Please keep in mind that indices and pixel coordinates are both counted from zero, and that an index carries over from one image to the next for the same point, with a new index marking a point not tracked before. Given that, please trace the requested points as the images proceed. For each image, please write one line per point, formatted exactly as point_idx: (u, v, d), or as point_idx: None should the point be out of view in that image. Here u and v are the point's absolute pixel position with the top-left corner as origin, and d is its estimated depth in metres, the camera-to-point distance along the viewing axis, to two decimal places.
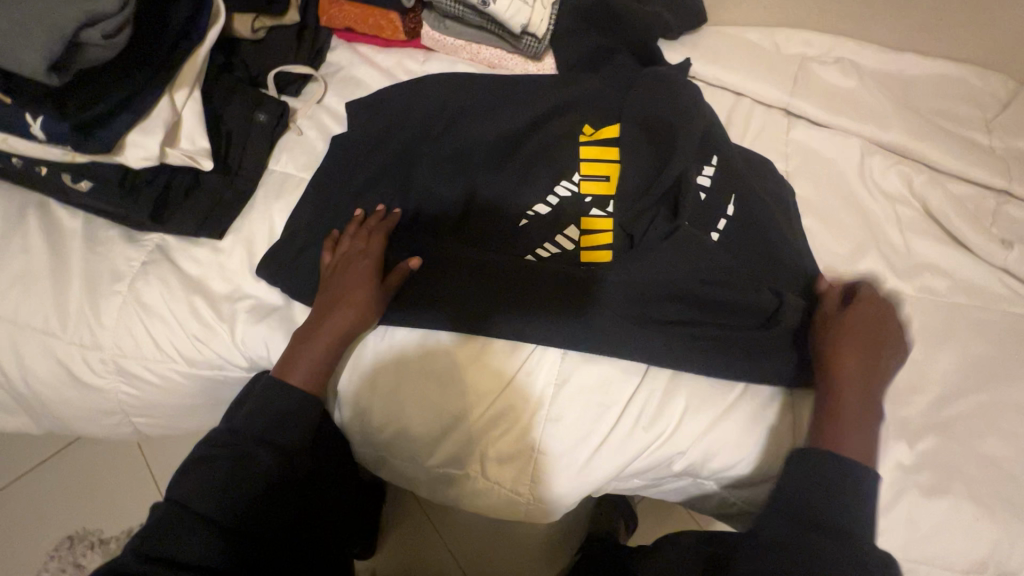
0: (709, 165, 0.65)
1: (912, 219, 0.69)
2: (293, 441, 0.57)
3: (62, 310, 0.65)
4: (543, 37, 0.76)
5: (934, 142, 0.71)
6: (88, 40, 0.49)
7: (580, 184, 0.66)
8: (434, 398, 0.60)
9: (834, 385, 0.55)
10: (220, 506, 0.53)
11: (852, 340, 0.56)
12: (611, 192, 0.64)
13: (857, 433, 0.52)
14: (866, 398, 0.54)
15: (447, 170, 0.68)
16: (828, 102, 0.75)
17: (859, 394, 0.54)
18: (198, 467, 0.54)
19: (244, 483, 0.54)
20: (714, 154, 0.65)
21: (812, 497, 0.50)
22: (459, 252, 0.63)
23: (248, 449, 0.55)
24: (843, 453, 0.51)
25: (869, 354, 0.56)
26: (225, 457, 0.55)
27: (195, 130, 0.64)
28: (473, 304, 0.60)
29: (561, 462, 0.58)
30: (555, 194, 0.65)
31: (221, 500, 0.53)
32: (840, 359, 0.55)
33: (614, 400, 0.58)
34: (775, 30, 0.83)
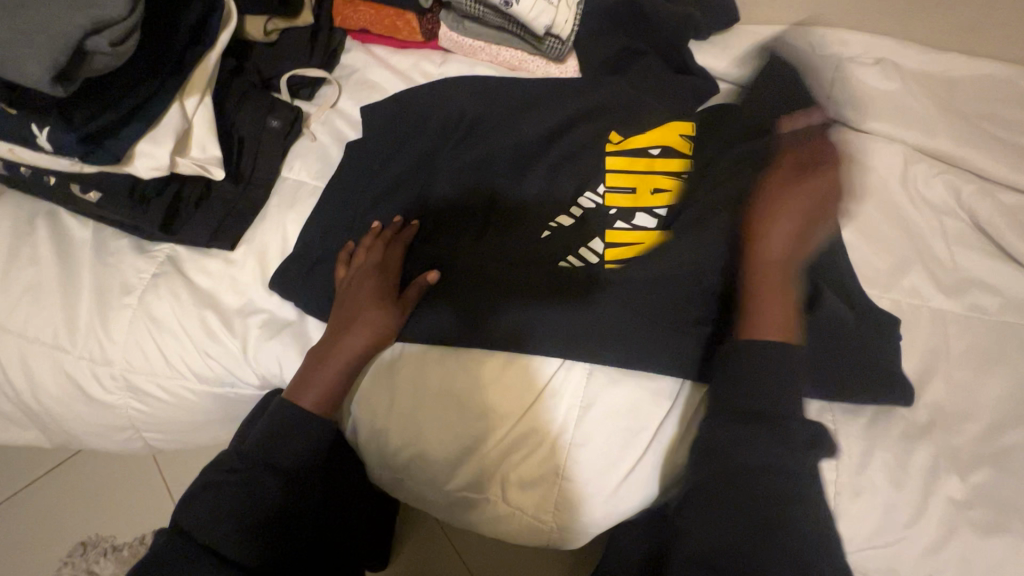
0: (740, 178, 0.62)
1: (959, 231, 0.65)
2: (303, 463, 0.55)
3: (71, 323, 0.63)
4: (567, 38, 0.72)
5: (983, 150, 0.67)
6: (96, 49, 0.46)
7: (605, 196, 0.63)
8: (454, 420, 0.57)
9: (759, 261, 0.55)
10: (229, 537, 0.51)
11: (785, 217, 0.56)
12: (636, 205, 0.62)
13: (772, 309, 0.53)
14: (783, 283, 0.54)
15: (466, 177, 0.65)
16: (868, 105, 0.70)
17: (773, 266, 0.55)
18: (206, 492, 0.53)
19: (254, 512, 0.52)
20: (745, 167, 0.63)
21: (748, 388, 0.50)
22: (480, 266, 0.60)
23: (257, 474, 0.53)
24: (767, 339, 0.52)
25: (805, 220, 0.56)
26: (234, 481, 0.53)
27: (206, 138, 0.62)
28: (494, 323, 0.57)
29: (587, 490, 0.55)
30: (579, 205, 0.64)
31: (230, 530, 0.51)
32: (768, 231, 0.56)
33: (644, 425, 0.55)
34: (810, 29, 0.78)
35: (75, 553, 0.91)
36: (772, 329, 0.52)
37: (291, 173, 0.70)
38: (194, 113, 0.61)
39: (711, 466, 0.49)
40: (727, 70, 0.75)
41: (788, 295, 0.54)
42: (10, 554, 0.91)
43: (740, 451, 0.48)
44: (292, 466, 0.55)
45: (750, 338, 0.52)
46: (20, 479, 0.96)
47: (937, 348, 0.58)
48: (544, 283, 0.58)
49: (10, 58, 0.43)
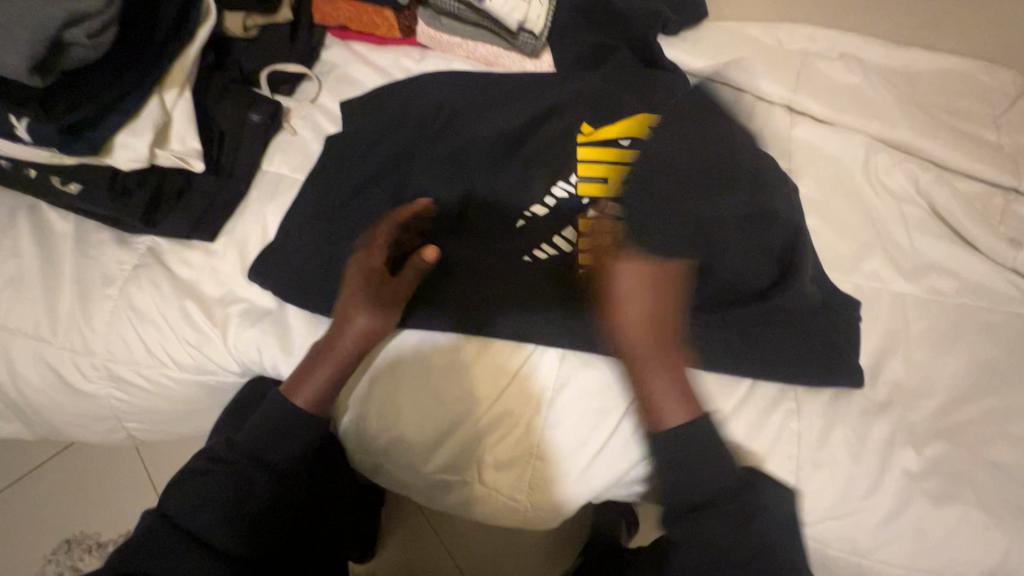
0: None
1: (919, 218, 0.67)
2: (285, 457, 0.56)
3: (52, 314, 0.64)
4: (541, 33, 0.74)
5: (941, 139, 0.69)
6: (74, 40, 0.48)
7: (577, 185, 0.64)
8: (431, 403, 0.59)
9: (640, 358, 0.53)
10: (218, 531, 0.52)
11: (648, 304, 0.53)
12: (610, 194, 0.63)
13: (663, 397, 0.53)
14: (669, 368, 0.53)
15: (441, 169, 0.66)
16: (832, 97, 0.73)
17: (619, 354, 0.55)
18: (192, 480, 0.54)
19: (242, 509, 0.53)
20: (713, 155, 0.65)
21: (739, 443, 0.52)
22: (457, 253, 0.62)
23: (244, 468, 0.54)
24: (676, 428, 0.52)
25: (662, 308, 0.54)
26: (223, 475, 0.54)
27: (186, 130, 0.63)
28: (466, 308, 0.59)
29: (559, 469, 0.57)
30: (552, 195, 0.64)
31: (219, 524, 0.52)
32: (624, 334, 0.54)
33: (615, 405, 0.57)
34: (777, 25, 0.81)
35: (59, 551, 0.92)
36: (676, 413, 0.52)
37: (270, 168, 0.71)
38: (173, 106, 0.62)
39: (699, 523, 0.50)
40: (698, 64, 0.77)
41: (682, 377, 0.53)
42: None
43: (722, 500, 0.50)
44: (277, 459, 0.55)
45: (663, 433, 0.52)
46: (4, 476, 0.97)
47: (897, 328, 0.61)
48: (511, 271, 0.60)
49: None
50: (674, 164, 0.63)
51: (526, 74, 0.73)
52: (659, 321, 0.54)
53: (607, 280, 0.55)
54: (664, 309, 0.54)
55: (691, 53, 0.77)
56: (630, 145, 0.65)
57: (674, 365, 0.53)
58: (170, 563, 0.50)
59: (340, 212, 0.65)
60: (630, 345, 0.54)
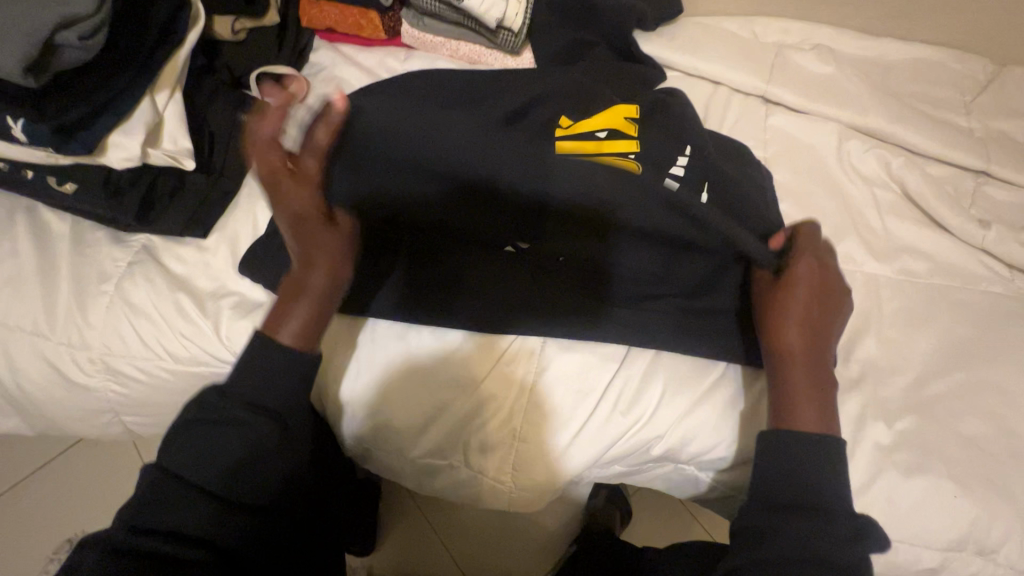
0: (684, 154, 0.65)
1: (891, 202, 0.69)
2: (287, 405, 0.53)
3: (49, 311, 0.66)
4: (520, 30, 0.77)
5: (912, 125, 0.71)
6: (65, 42, 0.50)
7: None
8: (417, 393, 0.61)
9: (784, 350, 0.54)
10: (231, 493, 0.50)
11: (802, 311, 0.55)
12: None
13: (827, 403, 0.53)
14: (816, 379, 0.53)
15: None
16: (806, 87, 0.75)
17: (809, 365, 0.54)
18: (195, 428, 0.51)
19: (258, 467, 0.51)
20: (688, 145, 0.66)
21: (795, 467, 0.50)
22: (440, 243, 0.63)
23: (252, 421, 0.51)
24: (805, 430, 0.52)
25: (817, 317, 0.55)
26: (230, 430, 0.51)
27: (177, 130, 0.65)
28: (450, 305, 0.61)
29: (542, 449, 0.59)
30: None
31: (234, 486, 0.50)
32: (786, 335, 0.54)
33: (592, 387, 0.58)
34: (753, 19, 0.83)
35: (61, 552, 0.92)
36: (809, 421, 0.52)
37: None
38: (163, 108, 0.64)
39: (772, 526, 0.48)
40: (676, 57, 0.79)
41: (824, 390, 0.53)
42: None
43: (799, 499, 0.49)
44: (280, 408, 0.53)
45: (785, 427, 0.52)
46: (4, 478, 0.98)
47: (869, 307, 0.62)
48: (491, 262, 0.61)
49: None
50: (649, 155, 0.66)
51: (507, 70, 0.75)
52: (818, 331, 0.55)
53: (795, 291, 0.55)
54: (818, 314, 0.55)
55: (668, 48, 0.79)
56: (606, 137, 0.67)
57: (820, 373, 0.54)
58: (187, 524, 0.48)
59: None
60: (785, 344, 0.54)
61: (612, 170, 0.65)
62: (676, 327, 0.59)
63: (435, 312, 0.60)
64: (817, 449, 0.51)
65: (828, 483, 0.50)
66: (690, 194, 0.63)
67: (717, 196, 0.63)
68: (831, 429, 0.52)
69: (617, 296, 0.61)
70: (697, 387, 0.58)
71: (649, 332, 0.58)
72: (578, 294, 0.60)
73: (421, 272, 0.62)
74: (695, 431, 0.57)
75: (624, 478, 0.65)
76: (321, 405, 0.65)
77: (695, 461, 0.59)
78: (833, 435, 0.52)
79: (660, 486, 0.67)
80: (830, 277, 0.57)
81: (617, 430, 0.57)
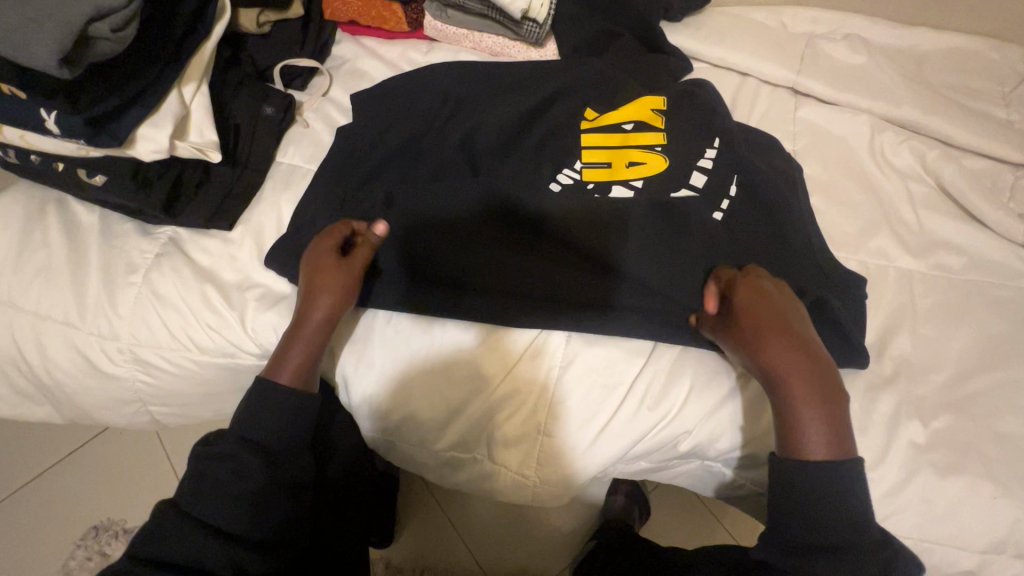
0: (712, 147, 0.64)
1: (926, 196, 0.67)
2: (280, 442, 0.57)
3: (80, 301, 0.67)
4: (544, 22, 0.76)
5: (949, 116, 0.69)
6: (97, 34, 0.50)
7: (581, 172, 0.65)
8: (440, 388, 0.61)
9: (777, 383, 0.51)
10: (241, 520, 0.52)
11: (780, 340, 0.51)
12: (613, 178, 0.64)
13: (840, 424, 0.50)
14: (823, 402, 0.49)
15: (451, 155, 0.67)
16: (837, 78, 0.73)
17: (801, 393, 0.50)
18: (199, 464, 0.54)
19: (263, 502, 0.54)
20: (716, 137, 0.65)
21: (821, 489, 0.49)
22: (459, 238, 0.62)
23: (250, 458, 0.54)
24: (818, 460, 0.49)
25: (795, 342, 0.51)
26: (231, 470, 0.53)
27: (204, 123, 0.65)
28: (466, 300, 0.60)
29: (567, 443, 0.58)
30: (557, 182, 0.65)
31: (240, 516, 0.52)
32: (769, 366, 0.51)
33: (619, 381, 0.58)
34: (781, 9, 0.81)
35: (88, 537, 0.95)
36: (818, 447, 0.49)
37: (286, 159, 0.74)
38: (190, 100, 0.65)
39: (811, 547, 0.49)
40: (702, 48, 0.78)
41: (834, 413, 0.50)
42: (27, 537, 0.95)
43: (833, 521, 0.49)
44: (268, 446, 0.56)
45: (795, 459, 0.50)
46: (34, 465, 1.00)
47: (904, 304, 0.60)
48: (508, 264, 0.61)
49: (18, 41, 0.47)
50: (676, 147, 0.64)
51: (531, 62, 0.75)
52: (806, 358, 0.51)
53: (745, 327, 0.52)
54: (790, 344, 0.51)
55: (694, 38, 0.78)
56: (633, 129, 0.66)
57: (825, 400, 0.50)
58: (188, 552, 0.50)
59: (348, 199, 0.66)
60: (770, 373, 0.51)
61: (638, 163, 0.64)
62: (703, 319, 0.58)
63: (451, 308, 0.60)
64: (821, 477, 0.49)
65: (843, 500, 0.49)
66: (719, 187, 0.62)
67: (745, 190, 0.62)
68: (845, 453, 0.49)
69: (637, 292, 0.58)
70: (725, 383, 0.57)
71: (675, 326, 0.58)
72: (603, 289, 0.59)
73: (434, 268, 0.61)
74: (722, 427, 0.57)
75: (649, 474, 0.65)
76: (344, 397, 0.66)
77: (722, 457, 0.58)
78: (850, 459, 0.49)
79: (683, 483, 0.67)
80: (781, 305, 0.52)
81: (643, 425, 0.57)
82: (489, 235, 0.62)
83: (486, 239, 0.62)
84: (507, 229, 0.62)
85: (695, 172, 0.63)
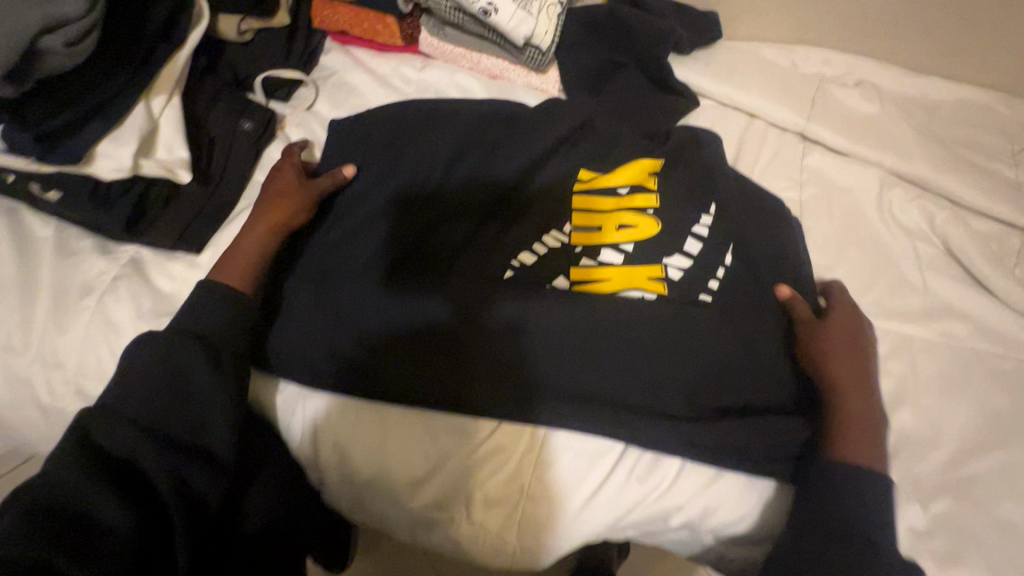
0: (708, 213, 0.60)
1: (933, 258, 0.65)
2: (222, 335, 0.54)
3: (27, 325, 0.61)
4: (547, 49, 0.72)
5: (958, 175, 0.66)
6: (47, 48, 0.45)
7: (570, 235, 0.61)
8: (419, 441, 0.57)
9: (841, 386, 0.52)
10: (100, 482, 0.44)
11: (850, 363, 0.53)
12: (606, 241, 0.59)
13: (877, 442, 0.50)
14: (869, 423, 0.50)
15: (451, 150, 0.66)
16: (845, 124, 0.71)
17: (859, 412, 0.51)
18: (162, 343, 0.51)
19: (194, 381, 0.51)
20: (713, 202, 0.61)
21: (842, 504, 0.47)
22: (459, 234, 0.61)
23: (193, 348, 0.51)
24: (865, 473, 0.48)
25: (862, 366, 0.53)
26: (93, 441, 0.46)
27: (173, 138, 0.60)
28: (412, 355, 0.56)
29: (551, 510, 0.54)
30: (544, 243, 0.60)
31: (124, 467, 0.46)
32: (835, 371, 0.52)
33: (609, 447, 0.54)
34: (792, 47, 0.78)
35: None
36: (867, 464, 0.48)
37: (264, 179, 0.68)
38: (160, 113, 0.60)
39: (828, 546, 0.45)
40: (709, 84, 0.74)
41: (877, 433, 0.50)
42: None
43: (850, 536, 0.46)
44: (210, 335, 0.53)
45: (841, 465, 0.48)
46: None
47: (905, 374, 0.58)
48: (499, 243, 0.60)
49: None
50: (679, 194, 0.61)
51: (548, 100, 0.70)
52: (866, 385, 0.52)
53: (835, 336, 0.54)
54: (866, 357, 0.54)
55: (702, 74, 0.75)
56: (627, 192, 0.61)
57: (875, 418, 0.51)
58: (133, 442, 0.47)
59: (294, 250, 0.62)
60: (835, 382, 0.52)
61: (631, 226, 0.60)
62: (670, 402, 0.54)
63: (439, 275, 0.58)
64: (855, 486, 0.47)
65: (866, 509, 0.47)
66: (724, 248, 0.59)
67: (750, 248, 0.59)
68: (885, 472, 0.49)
69: (613, 347, 0.55)
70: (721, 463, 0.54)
71: (658, 371, 0.54)
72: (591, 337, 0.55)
73: (377, 326, 0.57)
74: (716, 504, 0.53)
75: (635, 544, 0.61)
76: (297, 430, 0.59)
77: (714, 532, 0.55)
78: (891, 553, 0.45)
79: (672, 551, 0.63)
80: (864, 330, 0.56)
81: (633, 499, 0.53)
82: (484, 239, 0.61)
83: (480, 221, 0.62)
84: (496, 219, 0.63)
85: (689, 239, 0.59)
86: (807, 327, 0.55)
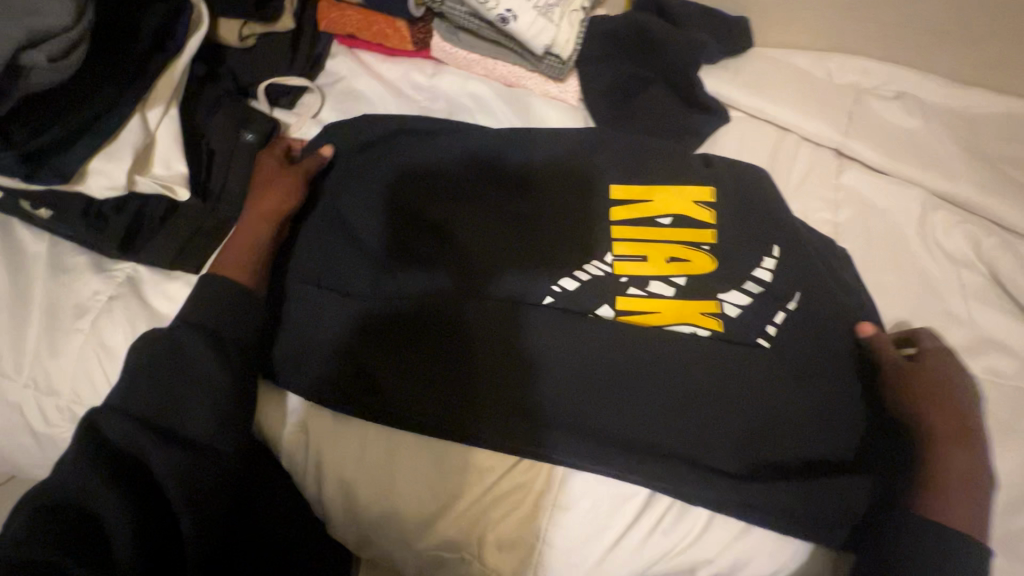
0: (770, 255, 0.57)
1: (979, 288, 0.60)
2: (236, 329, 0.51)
3: (17, 348, 0.58)
4: (569, 58, 0.68)
5: (1008, 198, 0.62)
6: (32, 63, 0.45)
7: (614, 264, 0.57)
8: (428, 473, 0.53)
9: (936, 434, 0.49)
10: (109, 488, 0.43)
11: (947, 407, 0.50)
12: (652, 273, 0.56)
13: (982, 501, 0.46)
14: (970, 479, 0.47)
15: (456, 135, 0.65)
16: (885, 140, 0.66)
17: (959, 465, 0.47)
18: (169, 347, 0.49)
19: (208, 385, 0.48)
20: (777, 244, 0.57)
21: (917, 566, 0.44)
22: (464, 205, 0.61)
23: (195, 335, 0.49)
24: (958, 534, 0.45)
25: (962, 412, 0.50)
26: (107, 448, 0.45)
27: (171, 153, 0.57)
28: (429, 366, 0.55)
29: (571, 557, 0.50)
30: (586, 270, 0.57)
31: (135, 464, 0.45)
32: (931, 418, 0.49)
33: (633, 491, 0.51)
34: (827, 55, 0.74)
35: None
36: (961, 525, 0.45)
37: None
38: (156, 126, 0.57)
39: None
40: (739, 95, 0.70)
41: (979, 487, 0.47)
42: None
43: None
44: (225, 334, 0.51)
45: (931, 521, 0.45)
46: None
47: None
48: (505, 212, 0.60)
49: None
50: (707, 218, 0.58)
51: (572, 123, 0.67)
52: (967, 434, 0.49)
53: (926, 378, 0.51)
54: (964, 401, 0.50)
55: (731, 84, 0.70)
56: (672, 224, 0.58)
57: (975, 474, 0.47)
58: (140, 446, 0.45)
59: (309, 262, 0.59)
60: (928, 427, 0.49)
61: (680, 259, 0.57)
62: (721, 450, 0.51)
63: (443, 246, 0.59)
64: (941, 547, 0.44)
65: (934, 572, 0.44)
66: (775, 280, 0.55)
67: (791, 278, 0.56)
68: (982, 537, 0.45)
69: (625, 369, 0.53)
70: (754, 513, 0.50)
71: (667, 369, 0.53)
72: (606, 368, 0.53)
73: (395, 336, 0.55)
74: (747, 557, 0.50)
75: None
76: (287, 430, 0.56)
77: None
78: None
79: None
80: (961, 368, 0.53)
81: (657, 549, 0.50)
82: (485, 213, 0.60)
83: (486, 192, 0.61)
84: (498, 193, 0.62)
85: (747, 277, 0.56)
86: (895, 367, 0.52)
